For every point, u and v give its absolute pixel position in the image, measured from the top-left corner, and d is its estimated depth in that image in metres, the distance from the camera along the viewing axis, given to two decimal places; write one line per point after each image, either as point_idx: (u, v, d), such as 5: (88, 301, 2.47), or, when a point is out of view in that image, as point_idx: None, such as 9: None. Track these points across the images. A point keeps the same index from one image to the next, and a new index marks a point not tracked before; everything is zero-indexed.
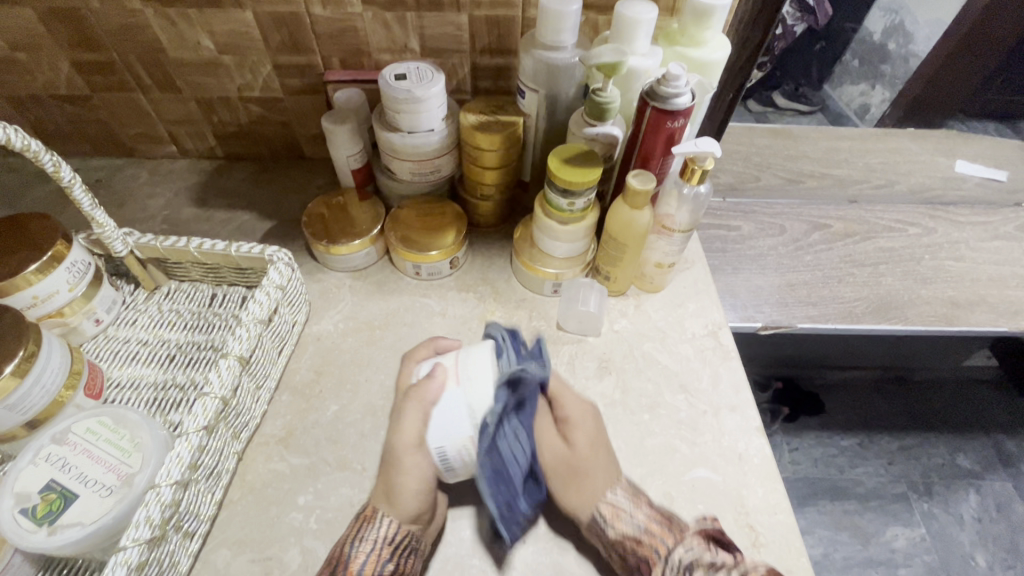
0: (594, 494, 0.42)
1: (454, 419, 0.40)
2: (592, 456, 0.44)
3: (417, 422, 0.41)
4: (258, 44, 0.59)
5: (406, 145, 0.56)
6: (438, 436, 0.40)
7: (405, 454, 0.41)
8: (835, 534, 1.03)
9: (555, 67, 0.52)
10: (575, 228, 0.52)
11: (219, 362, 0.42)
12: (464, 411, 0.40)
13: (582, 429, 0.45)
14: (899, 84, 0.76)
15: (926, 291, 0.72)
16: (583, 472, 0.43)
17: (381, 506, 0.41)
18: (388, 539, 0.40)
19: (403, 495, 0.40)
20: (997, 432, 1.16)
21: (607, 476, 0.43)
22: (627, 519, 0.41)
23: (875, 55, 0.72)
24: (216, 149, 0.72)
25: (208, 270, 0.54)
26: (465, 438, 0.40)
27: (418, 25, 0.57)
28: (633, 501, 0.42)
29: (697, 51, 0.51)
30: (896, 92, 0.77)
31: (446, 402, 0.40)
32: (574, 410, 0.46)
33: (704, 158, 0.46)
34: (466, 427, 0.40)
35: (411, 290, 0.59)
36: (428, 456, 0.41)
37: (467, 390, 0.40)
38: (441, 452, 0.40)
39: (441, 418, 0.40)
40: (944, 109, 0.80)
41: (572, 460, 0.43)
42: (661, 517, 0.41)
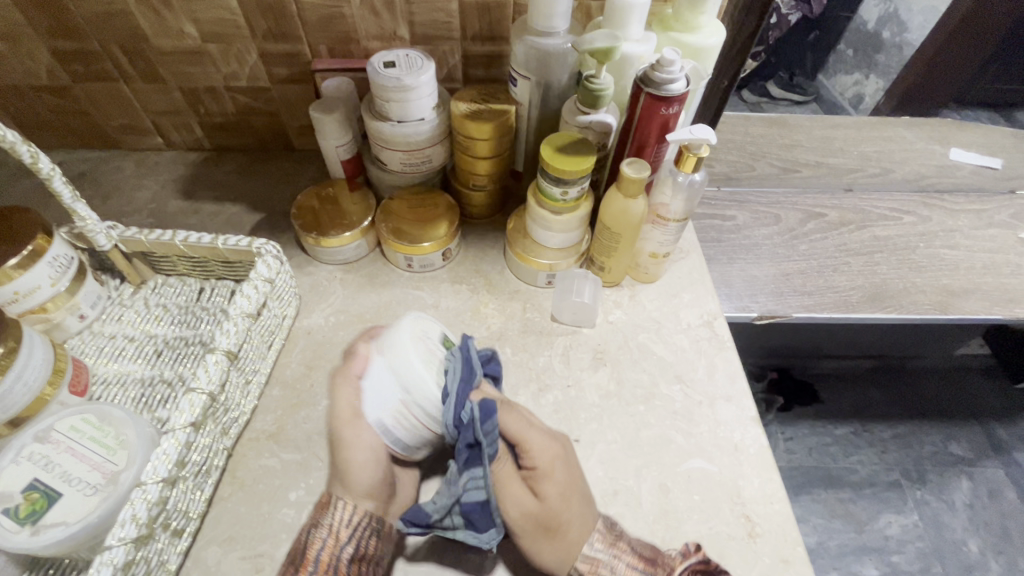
0: (569, 551, 0.40)
1: (380, 384, 0.40)
2: (563, 507, 0.41)
3: (354, 395, 0.42)
4: (243, 32, 0.58)
5: (396, 134, 0.55)
6: (371, 407, 0.40)
7: (342, 427, 0.41)
8: (830, 522, 1.04)
9: (547, 53, 0.51)
10: (569, 218, 0.52)
11: (206, 357, 0.41)
12: (390, 376, 0.40)
13: (552, 479, 0.41)
14: (892, 74, 0.78)
15: (920, 280, 0.72)
16: (559, 527, 0.40)
17: (336, 490, 0.41)
18: (348, 523, 0.40)
19: (352, 473, 0.41)
20: (989, 419, 1.17)
21: (583, 525, 0.41)
22: (606, 573, 0.39)
23: (869, 44, 0.72)
24: (203, 140, 0.71)
25: (195, 263, 0.53)
26: (397, 405, 0.40)
27: (407, 11, 0.56)
28: (610, 548, 0.40)
29: (692, 37, 0.50)
30: (890, 81, 0.79)
31: (372, 372, 0.41)
32: (545, 458, 0.42)
33: (699, 145, 0.45)
34: (395, 390, 0.40)
35: (403, 282, 0.58)
36: (370, 431, 0.41)
37: (387, 356, 0.40)
38: (381, 426, 0.41)
39: (371, 390, 0.41)
40: (937, 99, 0.81)
41: (542, 514, 0.40)
42: (644, 562, 0.40)
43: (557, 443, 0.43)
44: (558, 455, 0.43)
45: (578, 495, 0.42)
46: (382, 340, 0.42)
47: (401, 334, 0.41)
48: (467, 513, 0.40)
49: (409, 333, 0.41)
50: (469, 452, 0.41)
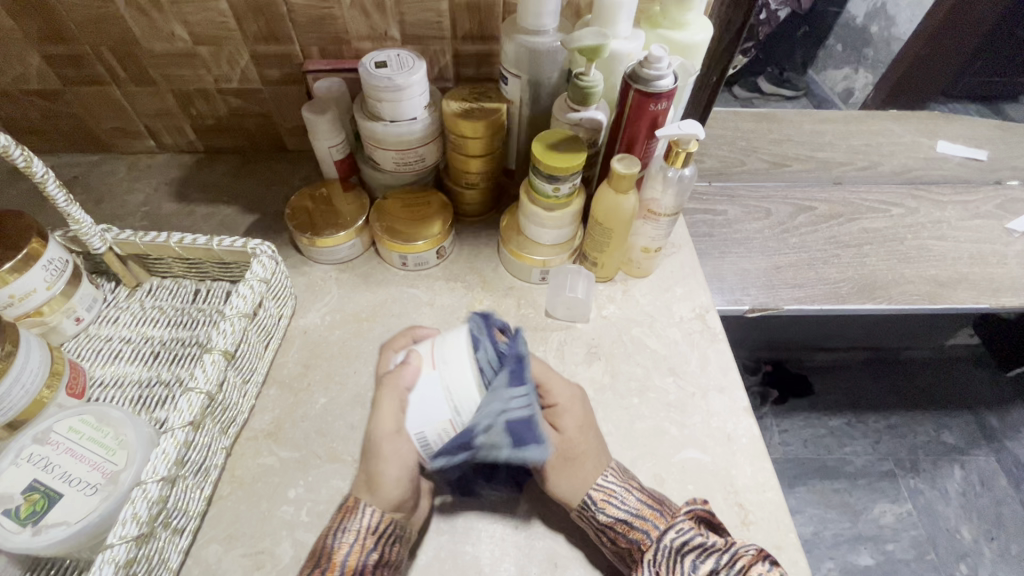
0: (585, 480, 0.42)
1: (432, 402, 0.39)
2: (579, 440, 0.43)
3: (395, 407, 0.40)
4: (234, 34, 0.58)
5: (389, 134, 0.55)
6: (416, 420, 0.39)
7: (384, 441, 0.40)
8: (825, 512, 1.05)
9: (537, 51, 0.51)
10: (561, 214, 0.52)
11: (203, 357, 0.42)
12: (443, 396, 0.39)
13: (571, 415, 0.44)
14: (881, 67, 0.75)
15: (909, 271, 0.73)
16: (579, 456, 0.43)
17: (363, 495, 0.41)
18: (372, 529, 0.40)
19: (384, 483, 0.40)
20: (980, 408, 1.18)
21: (596, 460, 0.43)
22: (619, 504, 0.41)
23: (859, 39, 0.71)
24: (195, 143, 0.71)
25: (190, 265, 0.53)
26: (444, 422, 0.39)
27: (397, 11, 0.56)
28: (622, 483, 0.42)
29: (680, 34, 0.51)
30: (879, 75, 0.77)
31: (424, 386, 0.39)
32: (564, 397, 0.44)
33: (688, 140, 0.46)
34: (445, 410, 0.38)
35: (398, 281, 0.59)
36: (408, 444, 0.40)
37: (444, 374, 0.39)
38: (421, 439, 0.40)
39: (417, 403, 0.39)
40: (927, 92, 0.80)
41: (562, 445, 0.43)
42: (652, 501, 0.41)
43: (573, 388, 0.45)
44: (575, 396, 0.45)
45: (593, 428, 0.44)
46: (437, 353, 0.40)
47: (457, 349, 0.40)
48: (512, 427, 0.38)
49: (465, 346, 0.40)
50: (515, 370, 0.39)
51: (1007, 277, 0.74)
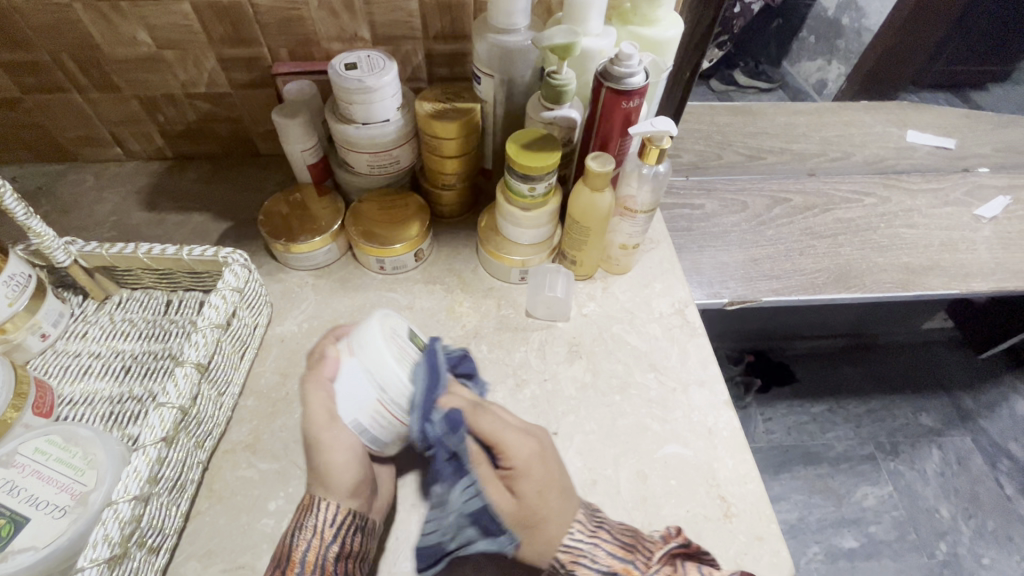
0: (549, 541, 0.39)
1: (356, 385, 0.40)
2: (540, 503, 0.39)
3: (325, 399, 0.41)
4: (199, 38, 0.57)
5: (362, 137, 0.54)
6: (348, 408, 0.40)
7: (321, 431, 0.40)
8: (809, 498, 1.07)
9: (510, 50, 0.51)
10: (538, 213, 0.52)
11: (175, 371, 0.41)
12: (365, 376, 0.40)
13: (530, 478, 0.40)
14: (854, 58, 0.76)
15: (882, 259, 0.74)
16: (537, 523, 0.39)
17: (318, 490, 0.41)
18: (331, 522, 0.39)
19: (332, 473, 0.40)
20: (955, 389, 1.21)
21: (561, 520, 0.39)
22: (588, 564, 0.38)
23: (831, 31, 0.72)
24: (164, 150, 0.69)
25: (161, 275, 0.52)
26: (374, 404, 0.40)
27: (366, 12, 0.56)
28: (590, 537, 0.39)
29: (651, 30, 0.51)
30: (851, 66, 0.77)
31: (345, 373, 0.41)
32: (521, 458, 0.40)
33: (661, 137, 0.46)
34: (370, 391, 0.40)
35: (375, 285, 0.58)
36: (348, 432, 0.41)
37: (363, 356, 0.40)
38: (357, 426, 0.41)
39: (346, 390, 0.40)
40: (897, 81, 0.81)
41: (521, 511, 0.39)
42: (623, 550, 0.38)
43: (533, 441, 0.42)
44: (535, 452, 0.41)
45: (556, 490, 0.40)
46: (353, 342, 0.42)
47: (371, 335, 0.41)
48: (473, 522, 0.40)
49: (382, 338, 0.41)
50: (451, 461, 0.41)
51: (976, 263, 0.76)
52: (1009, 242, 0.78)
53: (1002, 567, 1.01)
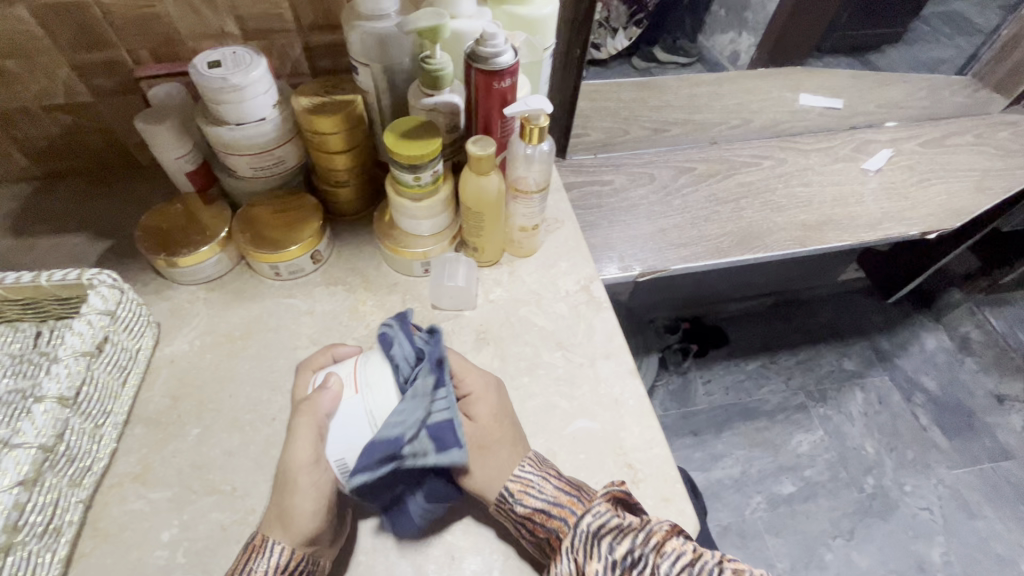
0: (503, 468, 0.42)
1: (354, 425, 0.39)
2: (494, 428, 0.44)
3: (313, 433, 0.39)
4: (44, 43, 0.52)
5: (237, 139, 0.52)
6: (338, 444, 0.39)
7: (300, 472, 0.38)
8: (749, 451, 1.13)
9: (381, 37, 0.49)
10: (430, 203, 0.51)
11: (33, 408, 0.38)
12: (365, 417, 0.39)
13: (484, 402, 0.44)
14: (762, 29, 0.82)
15: (782, 219, 0.78)
16: (492, 445, 0.43)
17: (273, 532, 0.38)
18: (282, 568, 0.37)
19: (297, 517, 0.38)
20: (873, 333, 1.29)
21: (512, 449, 0.43)
22: (535, 493, 0.40)
23: (739, 3, 0.76)
24: (30, 169, 0.64)
25: (24, 305, 0.48)
26: (368, 446, 0.39)
27: (230, 5, 0.52)
28: (540, 471, 0.42)
29: (525, 9, 0.50)
30: (760, 36, 0.83)
31: (345, 411, 0.39)
32: (479, 385, 0.45)
33: (538, 116, 0.46)
34: (368, 432, 0.39)
35: (273, 292, 0.56)
36: (326, 470, 0.39)
37: (371, 399, 0.39)
38: (341, 464, 0.39)
39: (342, 429, 0.39)
40: (803, 48, 0.88)
41: (478, 433, 0.43)
42: (570, 488, 0.41)
43: (489, 377, 0.46)
44: (490, 383, 0.46)
45: (509, 414, 0.45)
46: (359, 380, 0.41)
47: (384, 375, 0.40)
48: (437, 430, 0.40)
49: (391, 374, 0.41)
50: (435, 372, 0.42)
51: (866, 214, 0.80)
52: (894, 191, 0.84)
53: (923, 491, 1.09)
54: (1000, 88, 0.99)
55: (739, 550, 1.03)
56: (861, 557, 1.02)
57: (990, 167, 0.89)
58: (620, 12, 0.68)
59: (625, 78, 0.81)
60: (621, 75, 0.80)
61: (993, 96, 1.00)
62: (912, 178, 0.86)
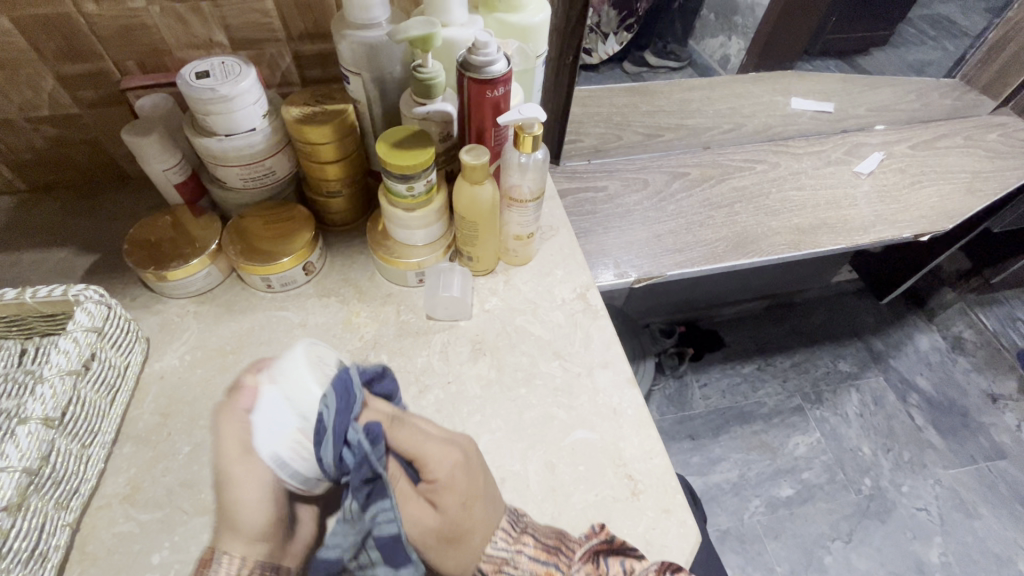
0: (471, 555, 0.37)
1: (273, 412, 0.36)
2: (462, 518, 0.37)
3: (239, 430, 0.37)
4: (28, 55, 0.51)
5: (226, 149, 0.51)
6: (263, 440, 0.35)
7: (232, 464, 0.36)
8: (746, 455, 1.12)
9: (373, 46, 0.49)
10: (423, 213, 0.50)
11: (17, 431, 0.37)
12: (286, 405, 0.36)
13: (450, 492, 0.38)
14: (751, 33, 0.80)
15: (775, 223, 0.78)
16: (464, 534, 0.37)
17: (223, 542, 0.36)
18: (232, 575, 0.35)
19: (242, 513, 0.36)
20: (867, 334, 1.30)
21: (483, 532, 0.38)
22: (510, 574, 0.37)
23: (728, 7, 0.75)
24: (15, 182, 0.62)
25: (9, 322, 0.47)
26: (295, 433, 0.35)
27: (218, 15, 0.52)
28: (513, 544, 0.38)
29: (517, 17, 0.50)
30: (749, 40, 0.81)
31: (263, 402, 0.37)
32: (443, 470, 0.38)
33: (532, 124, 0.45)
34: (291, 419, 0.36)
35: (265, 304, 0.55)
36: (262, 465, 0.36)
37: (284, 385, 0.37)
38: (275, 460, 0.35)
39: (265, 419, 0.36)
40: (793, 50, 0.86)
41: (440, 528, 0.37)
42: (547, 552, 0.38)
43: (456, 453, 0.39)
44: (458, 462, 0.39)
45: (480, 501, 0.38)
46: (274, 369, 0.38)
47: (293, 360, 0.38)
48: (382, 547, 0.35)
49: (305, 358, 0.38)
50: (363, 491, 0.35)
51: (858, 218, 0.81)
52: (886, 194, 0.84)
53: (920, 492, 1.10)
54: (987, 90, 1.01)
55: (739, 555, 1.02)
56: (860, 559, 1.02)
57: (980, 169, 0.89)
58: (611, 17, 0.68)
59: (616, 81, 0.79)
60: (614, 79, 0.79)
61: (981, 99, 1.02)
62: (904, 181, 0.86)
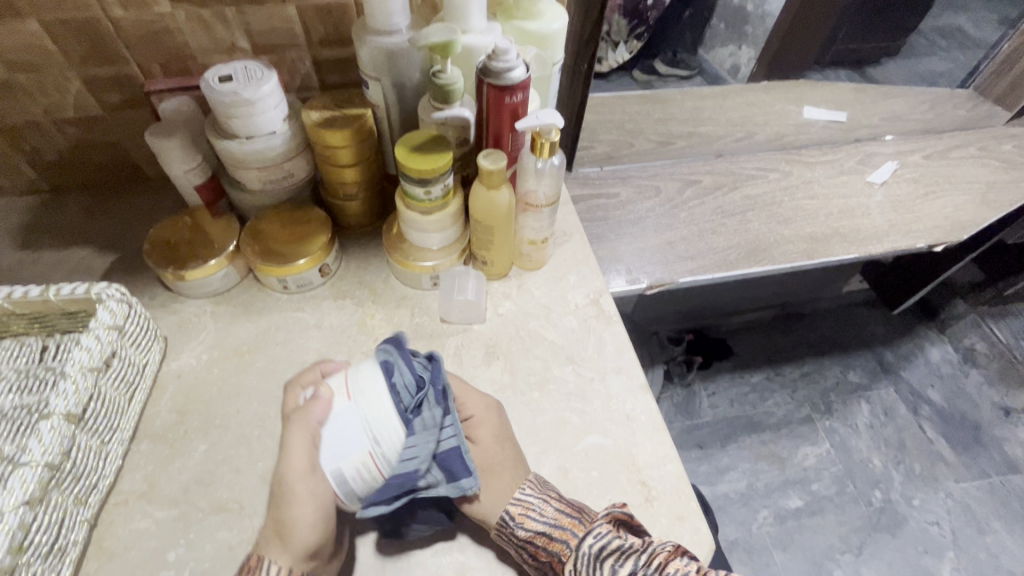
0: (506, 492, 0.42)
1: (349, 434, 0.38)
2: (494, 453, 0.44)
3: (307, 443, 0.38)
4: (57, 58, 0.52)
5: (247, 152, 0.51)
6: (335, 455, 0.38)
7: (297, 482, 0.37)
8: (755, 464, 1.11)
9: (392, 52, 0.49)
10: (439, 216, 0.51)
11: (40, 425, 0.37)
12: (363, 429, 0.39)
13: (488, 426, 0.45)
14: (760, 42, 0.85)
15: (788, 231, 0.78)
16: (490, 469, 0.43)
17: (269, 552, 0.37)
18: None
19: (295, 530, 0.37)
20: (877, 345, 1.29)
21: (513, 472, 0.43)
22: (536, 518, 0.40)
23: (738, 17, 0.81)
24: (38, 182, 0.64)
25: (31, 319, 0.47)
26: (363, 455, 0.38)
27: (241, 20, 0.53)
28: (541, 494, 0.42)
29: (534, 24, 0.51)
30: (759, 49, 0.86)
31: (341, 421, 0.39)
32: (481, 408, 0.46)
33: (549, 130, 0.46)
34: (365, 441, 0.38)
35: (281, 305, 0.55)
36: (326, 482, 0.38)
37: (367, 411, 0.39)
38: (338, 475, 0.38)
39: (339, 437, 0.38)
40: (803, 62, 0.92)
41: (479, 458, 0.44)
42: (571, 510, 0.41)
43: (489, 400, 0.47)
44: (490, 405, 0.46)
45: (510, 442, 0.45)
46: (352, 386, 0.40)
47: (377, 384, 0.40)
48: (444, 462, 0.42)
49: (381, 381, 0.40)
50: (440, 402, 0.43)
51: (871, 227, 0.80)
52: (900, 204, 0.84)
53: (931, 505, 1.08)
54: (1002, 100, 0.98)
55: (747, 565, 1.01)
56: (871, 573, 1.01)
57: (994, 179, 0.89)
58: (624, 25, 0.72)
59: (627, 90, 0.84)
60: (624, 87, 0.83)
61: (995, 109, 0.99)
62: (918, 191, 0.86)
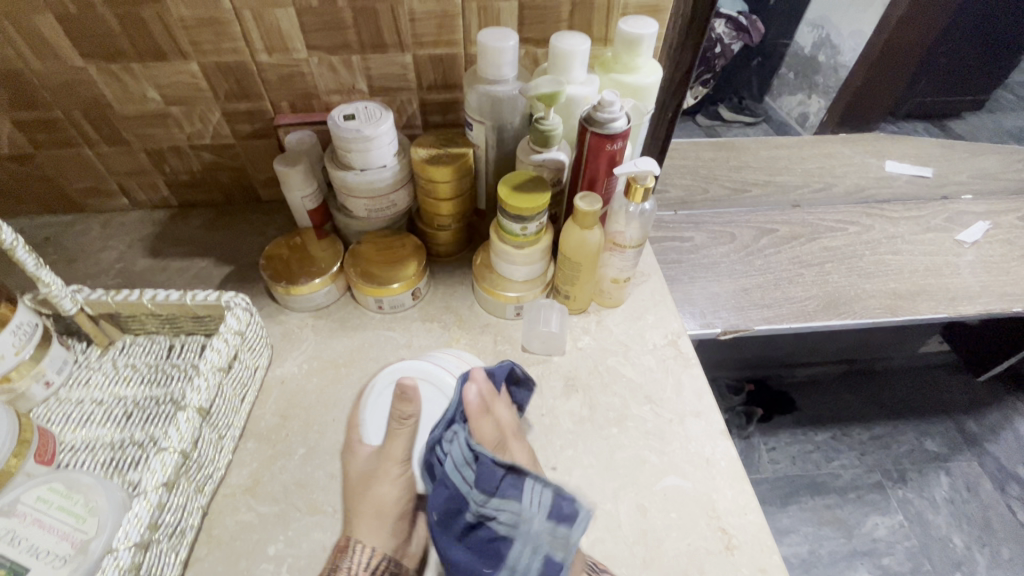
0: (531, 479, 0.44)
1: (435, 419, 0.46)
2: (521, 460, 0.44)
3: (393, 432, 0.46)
4: (205, 94, 0.60)
5: (360, 182, 0.56)
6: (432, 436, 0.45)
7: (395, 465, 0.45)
8: (819, 530, 1.04)
9: (499, 99, 0.54)
10: (530, 251, 0.54)
11: (178, 416, 0.41)
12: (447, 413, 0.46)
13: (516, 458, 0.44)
14: (832, 93, 0.82)
15: (869, 285, 0.76)
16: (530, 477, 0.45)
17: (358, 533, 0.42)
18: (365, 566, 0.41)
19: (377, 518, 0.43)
20: (959, 414, 1.20)
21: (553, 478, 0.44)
22: None
23: (809, 67, 0.78)
24: (169, 199, 0.72)
25: (164, 320, 0.53)
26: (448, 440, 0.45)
27: (363, 65, 0.58)
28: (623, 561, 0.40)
29: (632, 77, 0.54)
30: (831, 99, 0.83)
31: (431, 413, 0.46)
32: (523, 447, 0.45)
33: (645, 176, 0.48)
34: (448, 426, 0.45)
35: (374, 324, 0.59)
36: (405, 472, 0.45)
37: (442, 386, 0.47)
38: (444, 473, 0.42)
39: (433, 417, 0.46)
40: (876, 112, 0.86)
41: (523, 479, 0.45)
42: None
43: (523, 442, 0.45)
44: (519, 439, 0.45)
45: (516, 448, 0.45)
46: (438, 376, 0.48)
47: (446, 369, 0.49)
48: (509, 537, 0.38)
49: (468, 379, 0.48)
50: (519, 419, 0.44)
51: (962, 288, 0.78)
52: (992, 266, 0.80)
53: None
54: None
55: None
56: None
57: None
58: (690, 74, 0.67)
59: (689, 135, 0.81)
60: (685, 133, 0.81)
61: None
62: (1012, 253, 0.82)
